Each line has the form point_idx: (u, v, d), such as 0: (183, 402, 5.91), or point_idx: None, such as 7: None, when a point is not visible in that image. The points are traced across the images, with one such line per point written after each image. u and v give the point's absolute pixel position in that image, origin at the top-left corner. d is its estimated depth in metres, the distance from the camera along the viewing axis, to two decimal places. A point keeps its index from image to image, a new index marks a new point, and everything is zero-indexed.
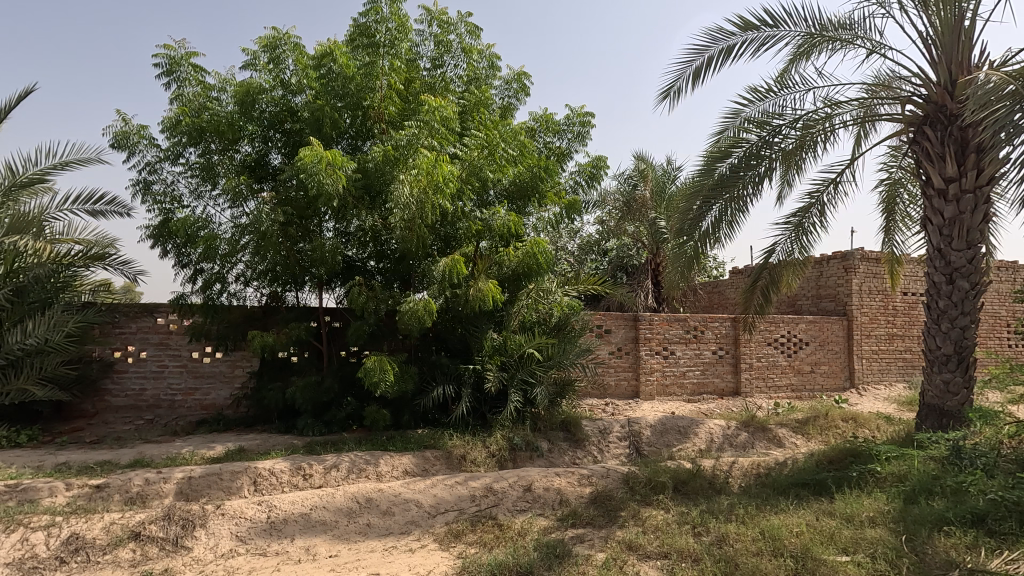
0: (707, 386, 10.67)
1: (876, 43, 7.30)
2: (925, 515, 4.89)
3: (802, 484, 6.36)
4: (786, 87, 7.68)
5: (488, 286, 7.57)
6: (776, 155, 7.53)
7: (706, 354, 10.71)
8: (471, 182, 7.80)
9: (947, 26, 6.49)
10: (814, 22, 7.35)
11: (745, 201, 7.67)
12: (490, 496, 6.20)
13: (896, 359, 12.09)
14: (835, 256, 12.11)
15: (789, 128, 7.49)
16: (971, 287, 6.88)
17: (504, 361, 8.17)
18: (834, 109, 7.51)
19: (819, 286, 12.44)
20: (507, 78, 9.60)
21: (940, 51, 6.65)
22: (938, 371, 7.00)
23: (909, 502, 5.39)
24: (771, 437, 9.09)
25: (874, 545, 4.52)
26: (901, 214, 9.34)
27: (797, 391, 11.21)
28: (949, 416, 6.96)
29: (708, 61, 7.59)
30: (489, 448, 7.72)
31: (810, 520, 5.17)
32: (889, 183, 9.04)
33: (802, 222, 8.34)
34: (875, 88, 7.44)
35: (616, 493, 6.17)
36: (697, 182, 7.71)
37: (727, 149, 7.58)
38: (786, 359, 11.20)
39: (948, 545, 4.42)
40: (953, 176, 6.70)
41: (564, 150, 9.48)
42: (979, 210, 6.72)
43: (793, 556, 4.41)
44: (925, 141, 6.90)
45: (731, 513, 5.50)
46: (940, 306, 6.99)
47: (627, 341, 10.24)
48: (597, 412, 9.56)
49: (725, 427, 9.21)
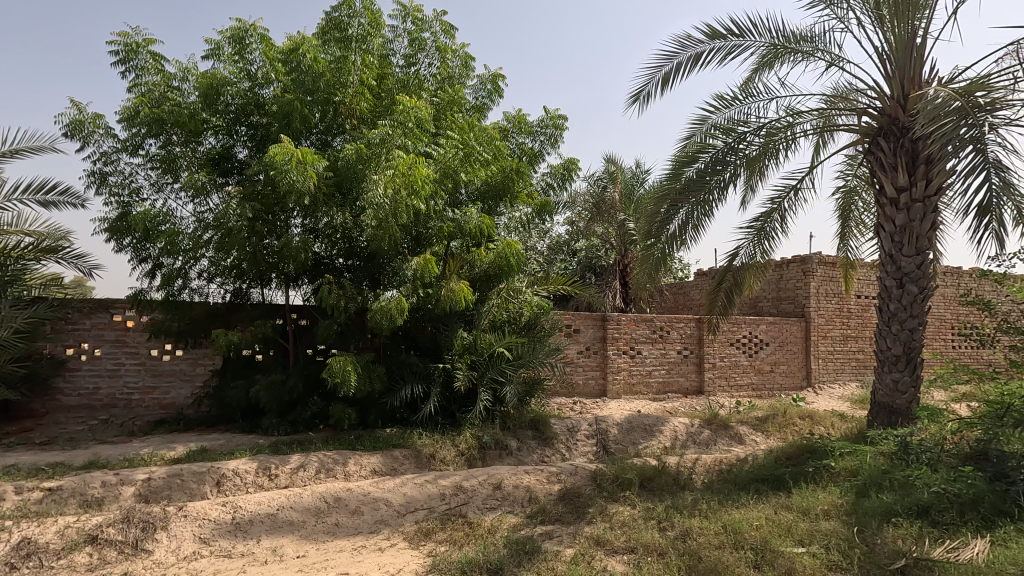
0: (672, 385, 10.93)
1: (835, 55, 7.62)
2: (876, 507, 5.17)
3: (761, 480, 6.62)
4: (751, 95, 7.94)
5: (460, 286, 7.59)
6: (740, 161, 7.75)
7: (671, 353, 10.97)
8: (445, 182, 7.78)
9: (900, 43, 6.83)
10: (778, 33, 7.62)
11: (711, 205, 7.85)
12: (459, 493, 6.23)
13: (849, 359, 12.62)
14: (794, 260, 12.55)
15: (753, 135, 7.74)
16: (920, 291, 7.24)
17: (474, 360, 8.17)
18: (795, 118, 7.79)
19: (779, 288, 12.88)
20: (482, 77, 9.65)
21: (894, 66, 6.99)
22: (888, 371, 7.36)
23: (860, 495, 5.67)
24: (732, 435, 9.38)
25: (827, 536, 4.75)
26: (856, 220, 9.77)
27: (758, 389, 11.59)
28: (898, 414, 7.31)
29: (677, 66, 7.79)
30: (458, 446, 7.74)
31: (770, 514, 5.38)
32: (845, 190, 9.46)
33: (764, 227, 8.65)
34: (833, 99, 7.76)
35: (584, 490, 6.29)
36: (665, 186, 7.94)
37: (694, 153, 7.84)
38: (747, 359, 11.57)
39: (896, 535, 4.67)
40: (904, 186, 7.07)
41: (536, 152, 9.57)
42: (928, 218, 7.09)
43: (753, 548, 4.61)
44: (878, 151, 7.25)
45: (695, 509, 5.66)
46: (891, 309, 7.35)
47: (595, 340, 10.41)
48: (565, 410, 9.69)
49: (689, 425, 9.48)
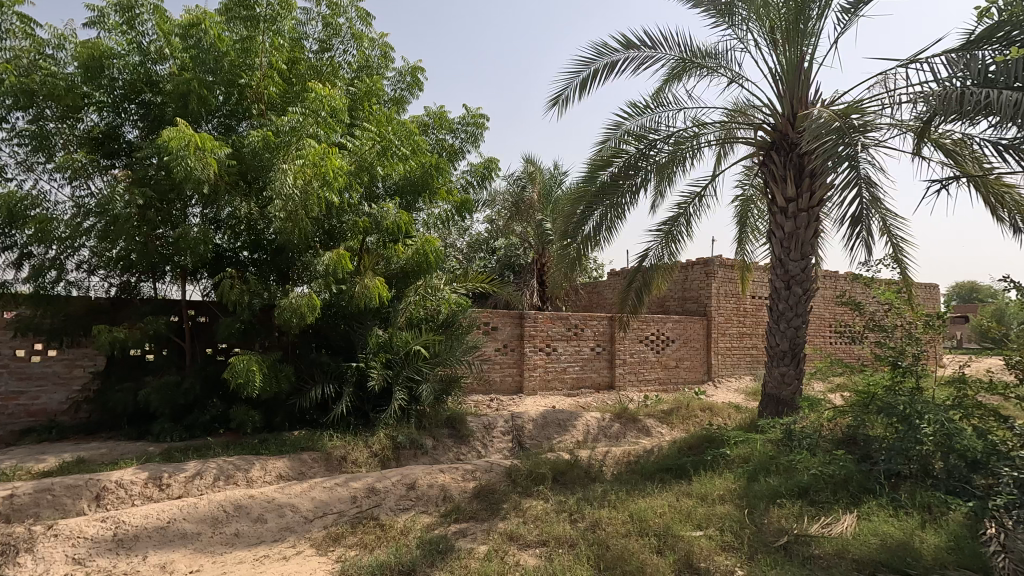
0: (585, 380, 11.30)
1: (736, 72, 8.19)
2: (764, 490, 5.65)
3: (665, 469, 7.01)
4: (661, 105, 8.36)
5: (375, 282, 7.37)
6: (651, 167, 8.14)
7: (585, 350, 11.34)
8: (360, 175, 7.50)
9: (791, 65, 7.47)
10: (685, 47, 8.08)
11: (623, 208, 8.20)
12: (371, 495, 6.07)
13: (744, 355, 13.65)
14: (698, 262, 13.38)
15: (662, 142, 8.16)
16: (804, 292, 7.96)
17: (390, 358, 7.92)
18: (700, 129, 8.30)
19: (684, 289, 13.70)
20: (401, 70, 9.44)
21: (785, 86, 7.63)
22: (776, 365, 8.05)
23: (751, 479, 6.16)
24: (640, 427, 9.86)
25: (722, 519, 5.12)
26: (751, 226, 10.58)
27: (664, 384, 12.26)
28: (784, 404, 8.01)
29: (594, 73, 8.04)
30: (372, 447, 7.52)
31: (672, 500, 5.71)
32: (743, 199, 10.22)
33: (671, 230, 9.15)
34: (733, 113, 8.34)
35: (499, 486, 6.34)
36: (581, 188, 8.19)
37: (609, 158, 8.12)
38: (655, 355, 12.20)
39: (780, 515, 5.13)
40: (792, 196, 7.74)
41: (456, 148, 9.50)
42: (812, 226, 7.81)
43: (656, 534, 4.86)
44: (771, 164, 7.89)
45: (604, 499, 5.88)
46: (779, 308, 8.05)
47: (512, 338, 10.53)
48: (482, 407, 9.73)
49: (601, 419, 9.84)
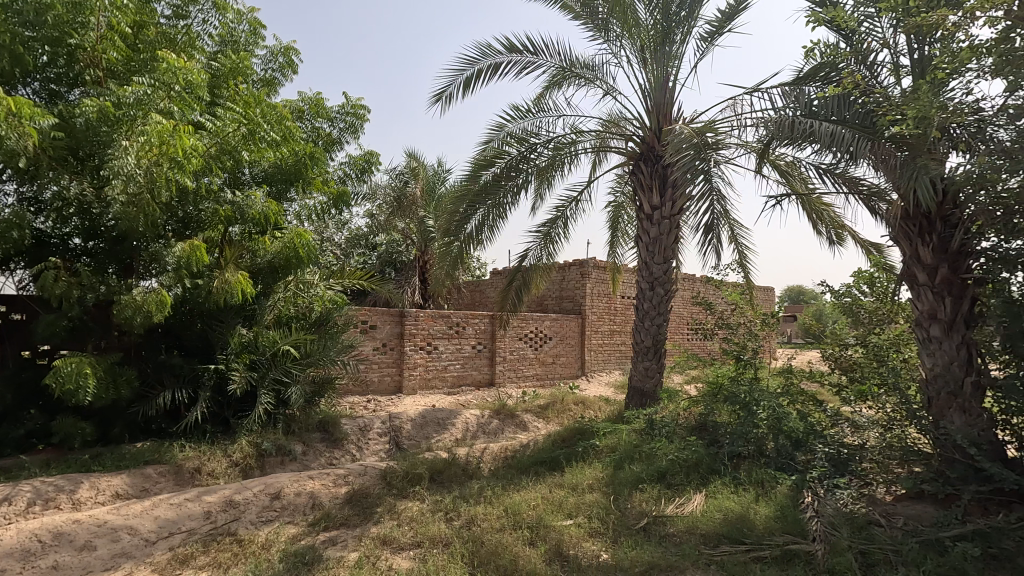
0: (466, 378, 11.34)
1: (610, 85, 8.70)
2: (627, 477, 6.08)
3: (540, 462, 7.26)
4: (542, 110, 8.63)
5: (238, 277, 6.75)
6: (531, 170, 8.36)
7: (466, 348, 11.38)
8: (221, 160, 6.79)
9: (658, 83, 8.09)
10: (565, 57, 8.42)
11: (504, 208, 8.34)
12: (229, 509, 5.55)
13: (615, 350, 14.56)
14: (574, 263, 14.03)
15: (543, 146, 8.42)
16: (666, 293, 8.68)
17: (254, 359, 7.38)
18: (578, 136, 8.70)
19: (561, 288, 14.32)
20: (273, 48, 8.76)
21: (653, 102, 8.25)
22: (641, 360, 8.68)
23: (616, 467, 6.59)
24: (518, 423, 10.08)
25: (590, 507, 5.41)
26: (622, 230, 11.33)
27: (541, 379, 12.70)
28: (647, 396, 8.66)
29: (478, 72, 8.09)
30: (232, 457, 6.88)
31: (545, 492, 5.92)
32: (615, 205, 10.91)
33: (550, 232, 9.50)
34: (608, 123, 8.85)
35: (373, 490, 6.13)
36: (464, 186, 8.18)
37: (491, 158, 8.18)
38: (533, 352, 12.58)
39: (641, 499, 5.54)
40: (657, 205, 8.40)
41: (334, 138, 9.03)
42: (673, 233, 8.53)
43: (529, 526, 5.00)
44: (639, 173, 8.49)
45: (480, 496, 5.93)
46: (644, 308, 8.70)
47: (391, 336, 10.27)
48: (358, 409, 9.37)
49: (480, 416, 9.93)
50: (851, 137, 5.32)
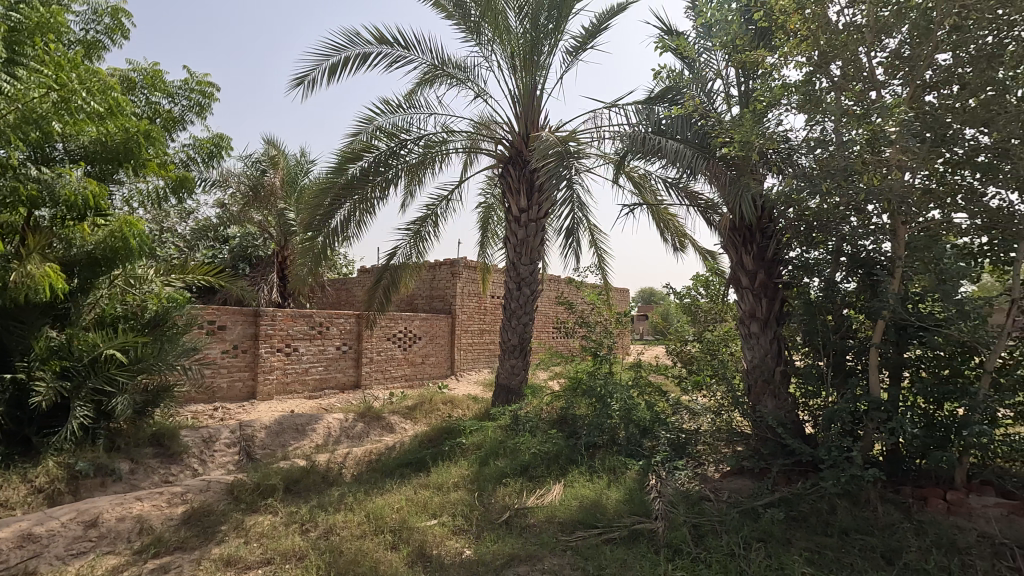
0: (329, 381, 10.77)
1: (481, 88, 8.81)
2: (492, 473, 6.20)
3: (405, 464, 7.12)
4: (413, 107, 8.48)
5: (45, 270, 5.72)
6: (401, 166, 8.17)
7: (330, 349, 10.82)
8: (23, 129, 5.42)
9: (526, 90, 8.37)
10: (437, 55, 8.37)
11: (372, 204, 8.06)
12: (27, 545, 4.67)
13: (484, 349, 14.75)
14: (445, 262, 14.00)
15: (413, 143, 8.27)
16: (532, 293, 9.00)
17: (66, 366, 6.34)
18: (449, 136, 8.68)
19: (431, 287, 14.24)
20: (96, 7, 7.57)
21: (522, 108, 8.52)
22: (507, 358, 8.91)
23: (482, 464, 6.69)
24: (384, 424, 9.75)
25: (455, 505, 5.42)
26: (492, 232, 11.55)
27: (409, 380, 12.48)
28: (513, 393, 8.91)
29: (345, 60, 7.72)
30: (34, 482, 5.81)
31: (409, 494, 5.81)
32: (485, 206, 11.09)
33: (420, 230, 9.37)
34: (479, 125, 8.96)
35: (217, 507, 5.56)
36: (328, 179, 7.76)
37: (359, 151, 7.85)
38: (402, 352, 12.32)
39: (505, 493, 5.69)
40: (524, 208, 8.68)
41: (174, 116, 8.04)
42: (539, 235, 8.87)
43: (392, 530, 4.87)
44: (508, 177, 8.72)
45: (340, 503, 5.66)
46: (512, 307, 8.94)
47: (244, 338, 9.43)
48: (202, 418, 8.46)
49: (343, 420, 9.46)
50: (691, 154, 5.96)
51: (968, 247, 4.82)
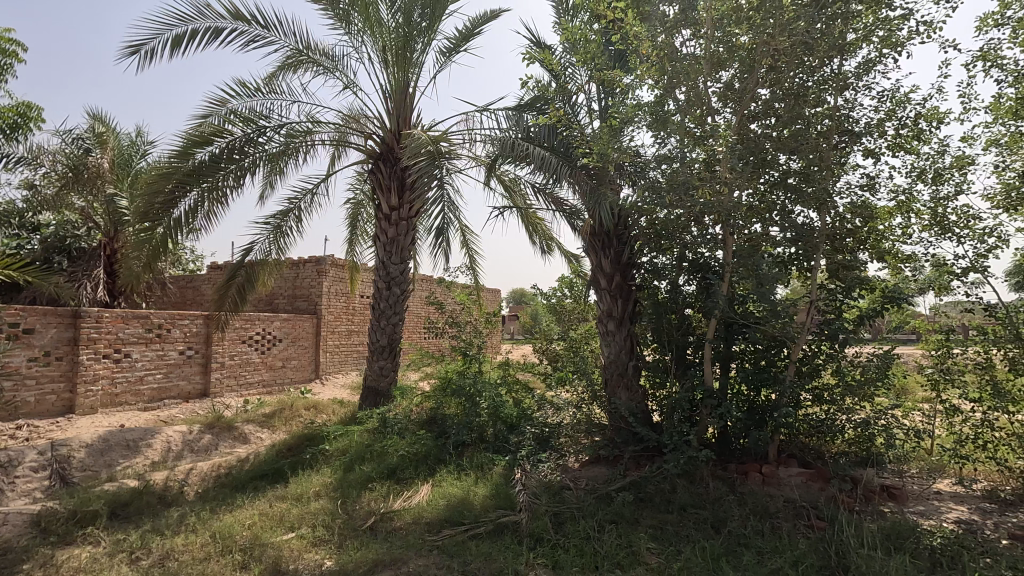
0: (170, 390, 9.63)
1: (350, 79, 8.47)
2: (356, 479, 5.99)
3: (260, 477, 6.60)
4: (273, 92, 7.90)
5: None
6: (259, 155, 7.56)
7: (171, 354, 9.68)
8: None
9: (398, 86, 8.20)
10: (301, 39, 7.89)
11: (225, 194, 7.34)
12: None
13: (353, 351, 14.08)
14: (310, 260, 13.22)
15: (273, 131, 7.69)
16: (402, 293, 8.83)
17: None
18: (314, 126, 8.22)
19: (294, 286, 13.41)
20: None
21: (393, 104, 8.33)
22: (376, 359, 8.65)
23: (346, 470, 6.43)
24: (237, 435, 8.88)
25: (315, 515, 5.14)
26: (361, 229, 11.14)
27: (268, 386, 11.57)
28: (381, 395, 8.66)
29: (193, 34, 6.97)
30: None
31: (263, 508, 5.39)
32: (354, 202, 10.67)
33: (281, 225, 8.75)
34: (347, 118, 8.60)
35: (17, 543, 4.69)
36: (171, 164, 6.94)
37: (209, 136, 7.13)
38: (259, 356, 11.39)
39: (370, 499, 5.52)
40: (395, 206, 8.50)
41: None
42: (410, 234, 8.74)
43: (242, 549, 4.48)
44: (378, 173, 8.48)
45: (181, 525, 5.08)
46: (381, 307, 8.70)
47: (60, 343, 8.13)
48: (0, 440, 7.12)
49: (187, 432, 8.49)
50: (556, 163, 6.29)
51: (781, 256, 5.56)
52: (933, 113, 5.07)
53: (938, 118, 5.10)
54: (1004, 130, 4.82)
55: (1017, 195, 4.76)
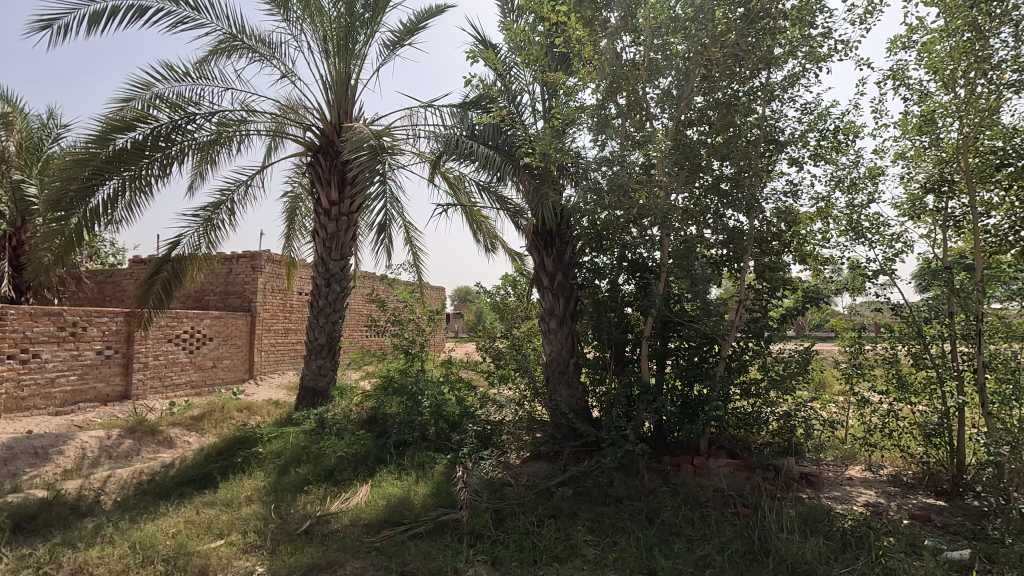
0: (85, 393, 8.96)
1: (289, 68, 8.17)
2: (291, 482, 5.80)
3: (186, 483, 6.26)
4: (204, 78, 7.50)
5: None
6: (188, 144, 7.16)
7: (87, 355, 9.02)
8: None
9: (339, 78, 7.99)
10: (235, 24, 7.54)
11: (149, 184, 6.90)
12: None
13: (289, 350, 13.58)
14: (244, 255, 12.66)
15: (203, 119, 7.30)
16: (342, 290, 8.61)
17: None
18: (249, 115, 7.86)
19: (226, 282, 12.82)
20: None
21: (334, 96, 8.11)
22: (314, 358, 8.39)
23: (281, 473, 6.21)
24: (161, 439, 8.38)
25: (246, 521, 4.93)
26: (299, 224, 10.77)
27: (196, 387, 10.98)
28: (319, 395, 8.41)
29: (114, 11, 6.52)
30: None
31: (189, 516, 5.12)
32: (292, 196, 10.30)
33: (211, 218, 8.33)
34: (285, 108, 8.29)
35: None
36: (87, 150, 6.45)
37: (131, 121, 6.69)
38: (187, 355, 10.78)
39: (305, 502, 5.36)
40: (335, 200, 8.27)
41: None
42: (351, 230, 8.53)
43: (164, 559, 4.24)
44: (318, 167, 8.23)
45: (96, 537, 4.74)
46: (319, 305, 8.45)
47: None
48: None
49: (104, 437, 7.92)
50: (500, 161, 6.32)
51: (714, 257, 5.85)
52: (850, 127, 5.46)
53: (854, 131, 5.49)
54: (910, 144, 5.25)
55: (920, 204, 5.20)
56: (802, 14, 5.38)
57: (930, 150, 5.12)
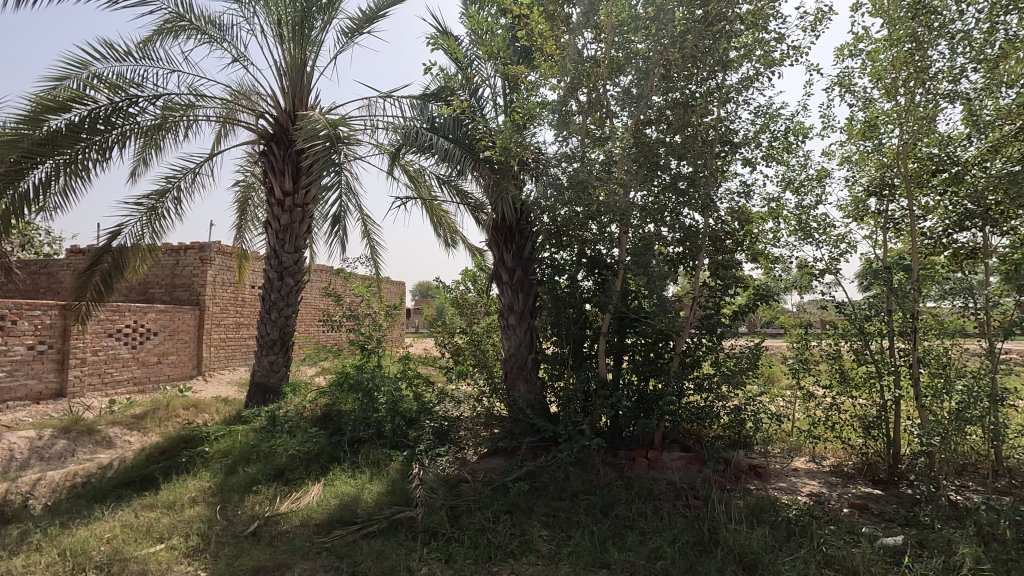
0: (15, 391, 8.40)
1: (240, 52, 7.84)
2: (239, 482, 5.60)
3: (125, 485, 5.95)
4: (148, 58, 7.11)
5: None
6: (130, 128, 6.79)
7: (17, 350, 8.46)
8: None
9: (293, 65, 7.73)
10: (183, 3, 7.18)
11: (86, 169, 6.50)
12: None
13: (241, 346, 13.08)
14: (192, 246, 12.15)
15: (147, 102, 6.92)
16: (295, 284, 8.34)
17: None
18: (197, 100, 7.51)
19: (173, 275, 12.27)
20: None
21: (288, 82, 7.83)
22: (265, 354, 8.11)
23: (228, 473, 5.98)
24: (99, 439, 7.94)
25: (189, 523, 4.72)
26: (251, 214, 10.39)
27: (138, 384, 10.45)
28: (271, 392, 8.14)
29: None
30: None
31: (126, 519, 4.86)
32: (243, 185, 9.91)
33: (156, 207, 7.93)
34: (236, 94, 7.96)
35: None
36: (15, 131, 6.01)
37: (66, 101, 6.28)
38: (129, 351, 10.25)
39: (253, 503, 5.18)
40: (288, 191, 7.99)
41: None
42: (305, 222, 8.26)
43: (98, 567, 4.00)
44: (271, 155, 7.94)
45: (21, 545, 4.44)
46: (271, 298, 8.17)
47: None
48: None
49: (35, 438, 7.44)
50: (459, 154, 6.21)
51: (671, 255, 5.93)
52: (799, 128, 5.63)
53: (804, 133, 5.67)
54: (855, 149, 5.46)
55: (863, 206, 5.43)
56: (756, 19, 5.50)
57: (873, 155, 5.34)
